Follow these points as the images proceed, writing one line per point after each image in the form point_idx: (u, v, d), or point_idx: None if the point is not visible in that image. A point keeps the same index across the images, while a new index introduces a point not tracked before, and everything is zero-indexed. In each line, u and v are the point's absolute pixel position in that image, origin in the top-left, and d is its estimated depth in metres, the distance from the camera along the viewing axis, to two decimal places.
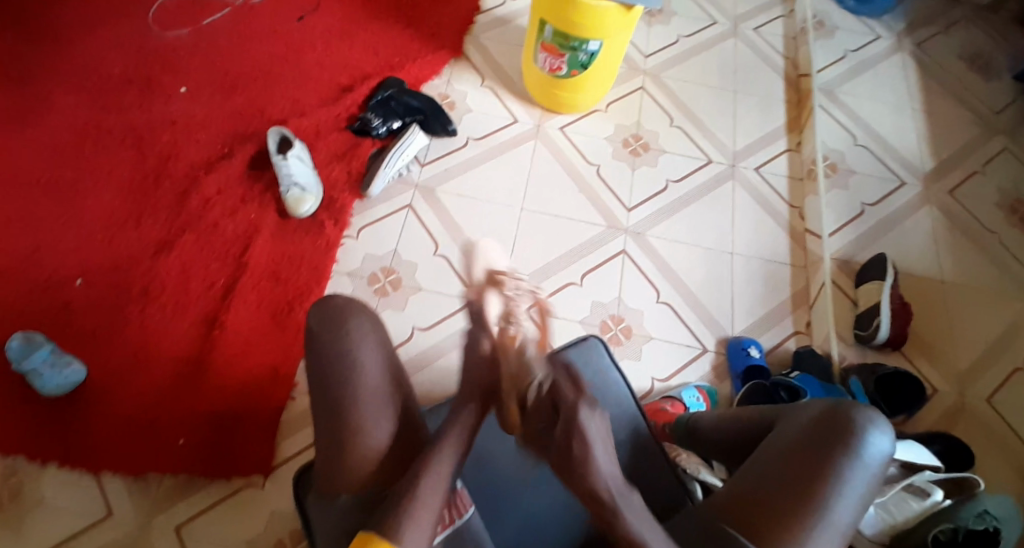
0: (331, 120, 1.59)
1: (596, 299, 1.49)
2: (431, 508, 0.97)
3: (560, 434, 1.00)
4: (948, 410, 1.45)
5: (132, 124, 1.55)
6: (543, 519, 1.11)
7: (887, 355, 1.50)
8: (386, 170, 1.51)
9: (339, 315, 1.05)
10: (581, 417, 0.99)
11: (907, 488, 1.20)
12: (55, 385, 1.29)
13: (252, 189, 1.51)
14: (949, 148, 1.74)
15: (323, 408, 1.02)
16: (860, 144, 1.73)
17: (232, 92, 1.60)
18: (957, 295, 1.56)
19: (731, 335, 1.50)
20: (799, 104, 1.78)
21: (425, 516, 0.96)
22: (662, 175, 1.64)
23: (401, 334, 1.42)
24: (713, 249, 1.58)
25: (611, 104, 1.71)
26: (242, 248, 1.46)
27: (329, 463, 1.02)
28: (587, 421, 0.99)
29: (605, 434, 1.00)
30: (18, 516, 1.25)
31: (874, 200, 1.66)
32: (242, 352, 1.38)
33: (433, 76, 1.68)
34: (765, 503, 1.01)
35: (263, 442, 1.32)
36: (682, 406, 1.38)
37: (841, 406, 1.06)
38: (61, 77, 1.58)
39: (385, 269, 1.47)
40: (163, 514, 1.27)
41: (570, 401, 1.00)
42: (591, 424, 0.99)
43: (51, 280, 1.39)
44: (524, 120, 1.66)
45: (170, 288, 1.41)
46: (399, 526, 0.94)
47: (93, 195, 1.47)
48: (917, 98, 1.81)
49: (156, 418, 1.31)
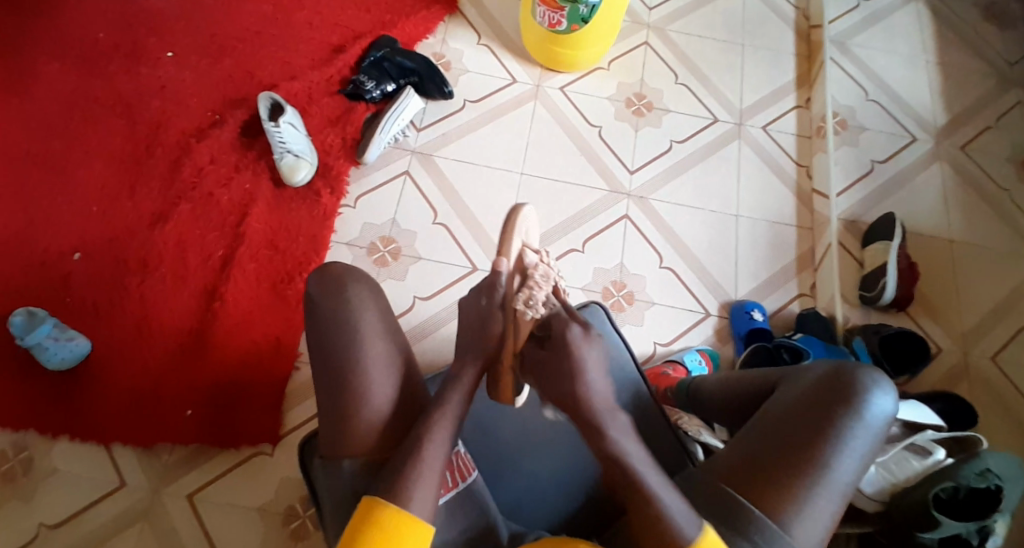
0: (323, 83, 1.55)
1: (598, 265, 1.48)
2: (435, 470, 0.94)
3: (545, 351, 1.00)
4: (950, 370, 1.44)
5: (121, 91, 1.52)
6: (544, 489, 1.10)
7: (892, 315, 1.49)
8: (382, 136, 1.48)
9: (335, 288, 1.02)
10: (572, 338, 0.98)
11: (908, 447, 1.21)
12: (61, 359, 1.29)
13: (246, 157, 1.48)
14: (962, 101, 1.68)
15: (322, 378, 0.99)
16: (871, 98, 1.68)
17: (221, 56, 1.56)
18: (965, 253, 1.54)
19: (734, 298, 1.49)
20: (809, 57, 1.73)
21: (428, 480, 0.93)
22: (665, 136, 1.60)
23: (402, 303, 1.41)
24: (718, 212, 1.55)
25: (613, 61, 1.66)
26: (239, 217, 1.44)
27: (333, 431, 0.99)
28: (581, 343, 0.98)
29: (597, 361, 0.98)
30: (32, 486, 1.28)
31: (883, 157, 1.62)
32: (245, 322, 1.38)
33: (428, 34, 1.63)
34: (767, 463, 1.01)
35: (270, 410, 1.34)
36: (684, 369, 1.38)
37: (844, 368, 1.06)
38: (45, 42, 1.55)
39: (384, 238, 1.46)
40: (174, 483, 1.30)
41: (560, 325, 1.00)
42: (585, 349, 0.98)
43: (49, 254, 1.39)
44: (523, 80, 1.61)
45: (168, 260, 1.41)
46: (406, 490, 0.91)
47: (85, 166, 1.45)
48: (931, 50, 1.74)
49: (163, 389, 1.33)
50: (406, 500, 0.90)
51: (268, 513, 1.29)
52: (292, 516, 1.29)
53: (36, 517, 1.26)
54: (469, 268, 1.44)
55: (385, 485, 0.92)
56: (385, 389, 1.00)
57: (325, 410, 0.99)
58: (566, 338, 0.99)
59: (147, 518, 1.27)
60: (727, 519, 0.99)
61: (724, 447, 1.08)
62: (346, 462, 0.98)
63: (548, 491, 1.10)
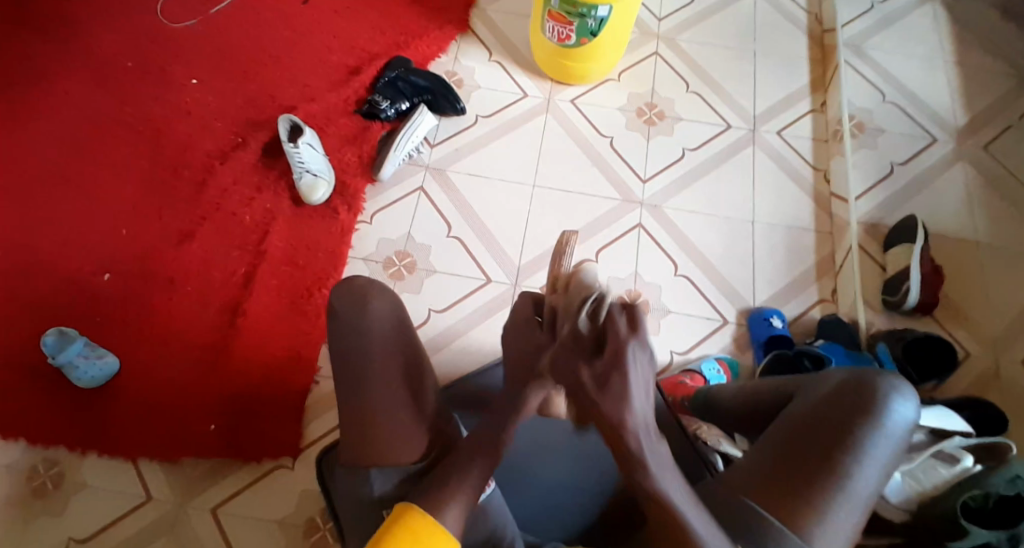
0: (340, 103, 1.59)
1: (613, 275, 1.48)
2: (474, 480, 0.95)
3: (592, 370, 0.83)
4: (979, 375, 1.40)
5: (148, 117, 1.58)
6: (560, 500, 1.11)
7: (917, 320, 1.45)
8: (397, 153, 1.51)
9: (360, 300, 1.05)
10: (630, 361, 0.82)
11: (935, 455, 1.17)
12: (90, 376, 1.34)
13: (266, 177, 1.53)
14: (984, 100, 1.65)
15: (347, 388, 1.02)
16: (889, 100, 1.66)
17: (242, 81, 1.62)
18: (992, 255, 1.50)
19: (753, 306, 1.47)
20: (824, 62, 1.71)
21: (468, 488, 0.94)
22: (678, 144, 1.60)
23: (419, 316, 1.43)
24: (733, 218, 1.54)
25: (624, 72, 1.67)
26: (260, 236, 1.48)
27: (359, 440, 1.00)
28: (633, 367, 0.82)
29: (648, 383, 0.84)
30: (63, 500, 1.32)
31: (903, 159, 1.60)
32: (266, 338, 1.41)
33: (441, 53, 1.67)
34: (788, 473, 0.99)
35: (291, 424, 1.36)
36: (702, 379, 1.37)
37: (864, 376, 1.04)
38: (77, 74, 1.62)
39: (400, 253, 1.48)
40: (199, 496, 1.33)
41: (619, 341, 0.82)
42: (636, 369, 0.83)
43: (80, 275, 1.44)
44: (534, 94, 1.63)
45: (193, 279, 1.45)
46: (444, 496, 0.92)
47: (114, 191, 1.51)
48: (949, 49, 1.71)
49: (188, 404, 1.36)
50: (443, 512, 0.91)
51: (289, 526, 1.31)
52: (312, 529, 1.31)
53: (66, 531, 1.30)
54: (484, 280, 1.46)
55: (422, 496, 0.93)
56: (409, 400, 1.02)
57: (349, 418, 1.01)
58: (620, 355, 0.82)
59: (173, 530, 1.30)
60: (746, 531, 0.97)
61: (742, 458, 1.06)
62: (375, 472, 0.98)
63: (561, 499, 1.11)
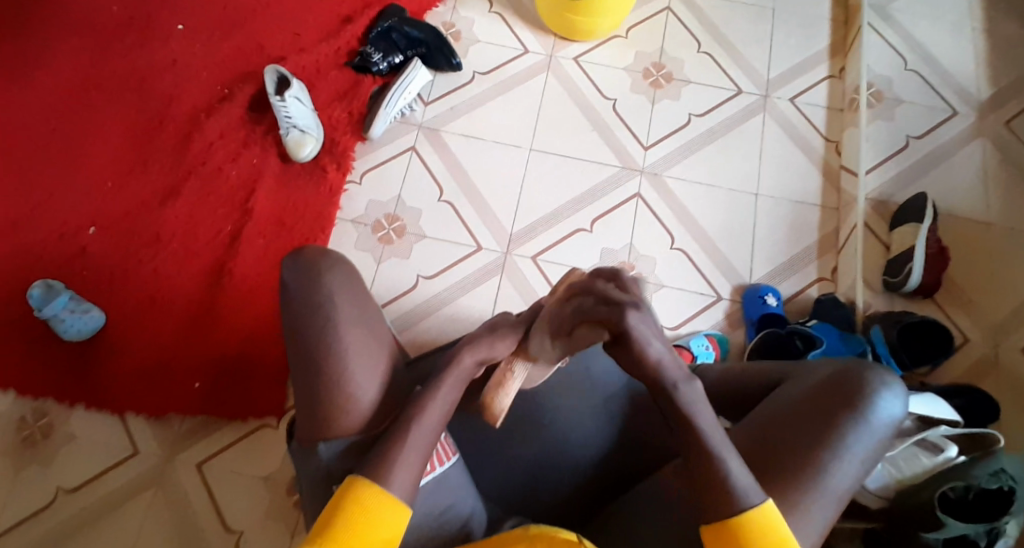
0: (331, 55, 1.52)
1: (606, 246, 1.43)
2: (419, 452, 0.92)
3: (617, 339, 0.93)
4: (976, 363, 1.36)
5: (132, 65, 1.52)
6: (527, 479, 1.08)
7: (917, 303, 1.41)
8: (387, 111, 1.45)
9: (314, 273, 0.99)
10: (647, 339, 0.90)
11: (919, 443, 1.12)
12: (77, 329, 1.33)
13: (253, 132, 1.48)
14: (1012, 72, 1.56)
15: (301, 369, 0.97)
16: (912, 68, 1.57)
17: (229, 29, 1.55)
18: (1003, 237, 1.44)
19: (749, 282, 1.43)
20: (846, 24, 1.61)
21: (413, 458, 0.91)
22: (684, 109, 1.53)
23: (406, 282, 1.40)
24: (737, 190, 1.48)
25: (632, 29, 1.58)
26: (247, 194, 1.44)
27: (313, 426, 0.97)
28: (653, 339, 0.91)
29: (660, 329, 0.91)
30: (53, 451, 1.33)
31: (920, 132, 1.52)
32: (251, 297, 1.39)
33: (439, 2, 1.58)
34: (759, 461, 0.95)
35: (276, 383, 1.35)
36: (689, 355, 1.32)
37: (854, 367, 0.98)
38: (61, 16, 1.55)
39: (389, 215, 1.44)
40: (185, 451, 1.33)
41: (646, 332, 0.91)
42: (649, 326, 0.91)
43: (65, 229, 1.42)
44: (536, 50, 1.55)
45: (178, 236, 1.42)
46: (390, 467, 0.89)
47: (98, 142, 1.47)
48: (981, 14, 1.60)
49: (175, 361, 1.36)
50: (386, 480, 0.89)
51: (274, 484, 1.32)
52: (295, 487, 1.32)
53: (54, 480, 1.31)
54: (474, 248, 1.42)
55: (367, 464, 0.90)
56: (367, 381, 0.97)
57: (302, 402, 0.97)
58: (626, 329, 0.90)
59: (160, 484, 1.31)
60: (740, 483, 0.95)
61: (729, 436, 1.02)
62: (323, 445, 0.96)
63: (529, 478, 1.08)
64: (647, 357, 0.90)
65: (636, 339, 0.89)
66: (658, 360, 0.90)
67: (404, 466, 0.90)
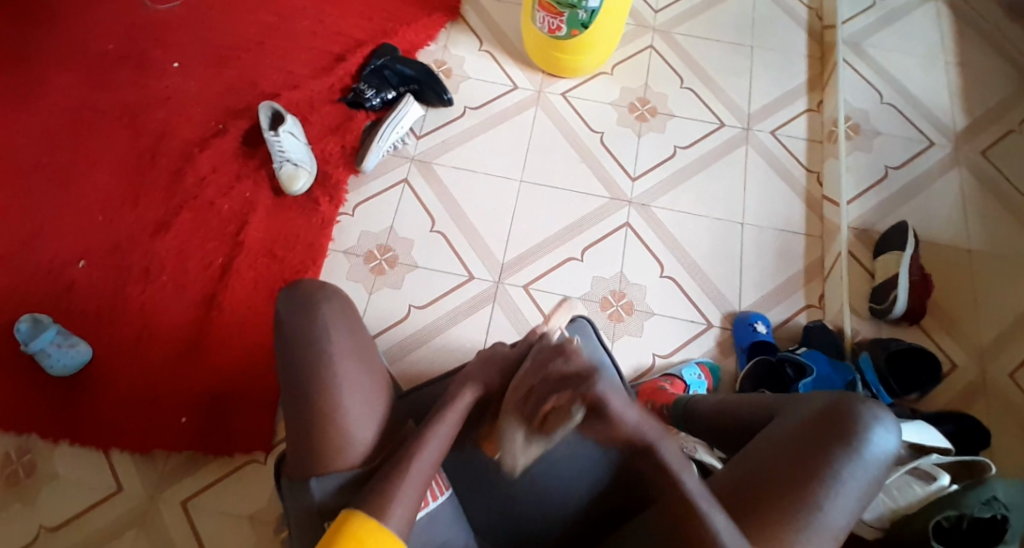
0: (324, 91, 1.56)
1: (597, 274, 1.45)
2: (416, 487, 0.91)
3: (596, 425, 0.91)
4: (965, 387, 1.38)
5: (127, 102, 1.54)
6: (522, 510, 1.05)
7: (904, 329, 1.43)
8: (381, 144, 1.48)
9: (308, 302, 1.00)
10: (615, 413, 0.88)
11: (911, 471, 1.13)
12: (62, 365, 1.32)
13: (246, 166, 1.50)
14: (984, 104, 1.61)
15: (295, 393, 0.97)
16: (887, 101, 1.62)
17: (224, 67, 1.58)
18: (984, 264, 1.47)
19: (738, 309, 1.45)
20: (822, 60, 1.67)
21: (409, 494, 0.90)
22: (669, 141, 1.57)
23: (398, 313, 1.40)
24: (722, 220, 1.51)
25: (616, 66, 1.63)
26: (239, 227, 1.45)
27: (305, 451, 0.96)
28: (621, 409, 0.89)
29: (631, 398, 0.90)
30: (35, 490, 1.30)
31: (898, 162, 1.56)
32: (240, 330, 1.39)
33: (430, 41, 1.63)
34: (753, 499, 0.94)
35: (263, 420, 1.33)
36: (681, 383, 1.33)
37: (845, 402, 0.99)
38: (57, 54, 1.58)
39: (381, 247, 1.45)
40: (170, 489, 1.30)
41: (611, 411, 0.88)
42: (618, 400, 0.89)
43: (54, 263, 1.42)
44: (524, 86, 1.60)
45: (169, 269, 1.42)
46: (386, 500, 0.89)
47: (90, 177, 1.48)
48: (951, 49, 1.67)
49: (161, 396, 1.34)
50: (383, 515, 0.88)
51: (260, 522, 1.29)
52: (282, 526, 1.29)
53: (36, 519, 1.28)
54: (465, 278, 1.43)
55: (364, 500, 0.89)
56: (360, 408, 0.97)
57: (294, 425, 0.96)
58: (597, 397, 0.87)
59: (145, 524, 1.28)
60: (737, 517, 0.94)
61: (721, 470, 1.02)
62: (315, 482, 0.94)
63: (525, 506, 1.06)
64: (624, 423, 0.90)
65: (611, 409, 0.88)
66: (636, 426, 0.91)
67: (401, 503, 0.89)
